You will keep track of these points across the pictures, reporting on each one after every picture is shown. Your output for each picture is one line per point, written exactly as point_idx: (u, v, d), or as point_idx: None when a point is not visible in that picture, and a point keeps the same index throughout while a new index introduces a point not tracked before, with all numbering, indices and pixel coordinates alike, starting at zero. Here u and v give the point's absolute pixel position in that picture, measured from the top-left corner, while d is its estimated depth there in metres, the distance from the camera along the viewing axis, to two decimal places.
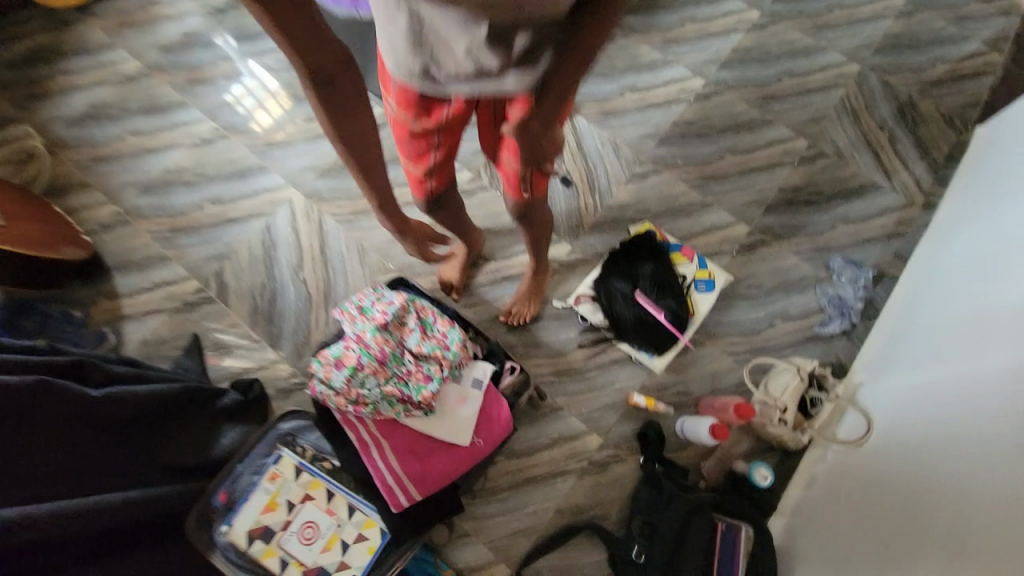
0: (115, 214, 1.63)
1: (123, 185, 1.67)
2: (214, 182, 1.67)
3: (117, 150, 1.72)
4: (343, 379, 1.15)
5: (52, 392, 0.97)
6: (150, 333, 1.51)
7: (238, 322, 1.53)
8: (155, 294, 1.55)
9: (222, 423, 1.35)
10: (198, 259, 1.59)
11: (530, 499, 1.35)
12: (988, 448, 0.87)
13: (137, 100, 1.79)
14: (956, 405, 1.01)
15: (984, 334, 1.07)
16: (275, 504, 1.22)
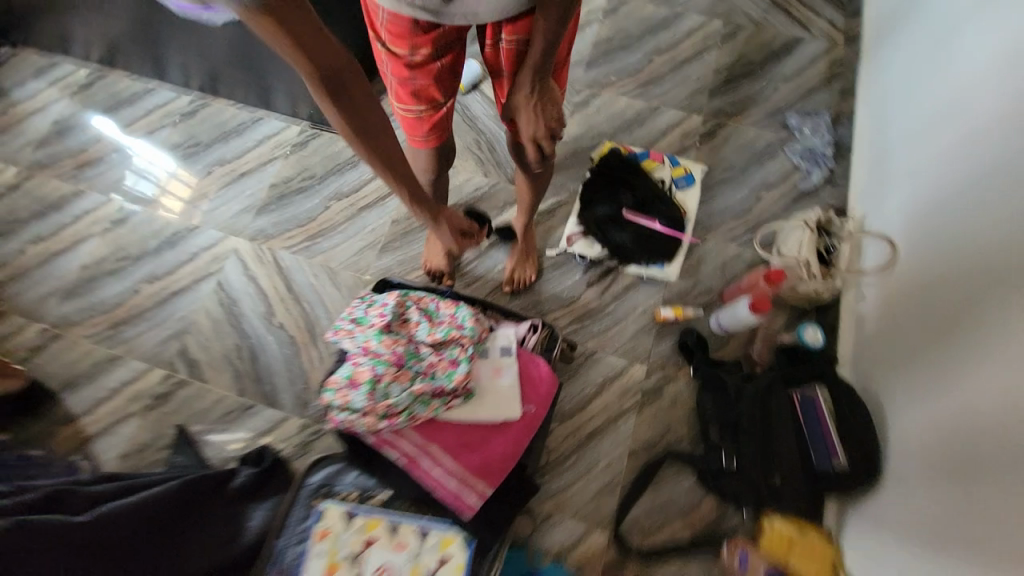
0: (45, 332, 1.44)
1: (41, 299, 1.47)
2: (142, 260, 1.49)
3: (23, 265, 1.52)
4: (365, 397, 1.02)
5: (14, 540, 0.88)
6: (127, 443, 1.32)
7: (224, 395, 1.36)
8: (120, 399, 1.36)
9: (246, 504, 1.17)
10: (156, 346, 1.40)
11: (600, 453, 1.26)
12: (1019, 203, 0.88)
13: (27, 207, 1.59)
14: (961, 191, 1.04)
15: (959, 119, 1.10)
16: (335, 565, 1.04)
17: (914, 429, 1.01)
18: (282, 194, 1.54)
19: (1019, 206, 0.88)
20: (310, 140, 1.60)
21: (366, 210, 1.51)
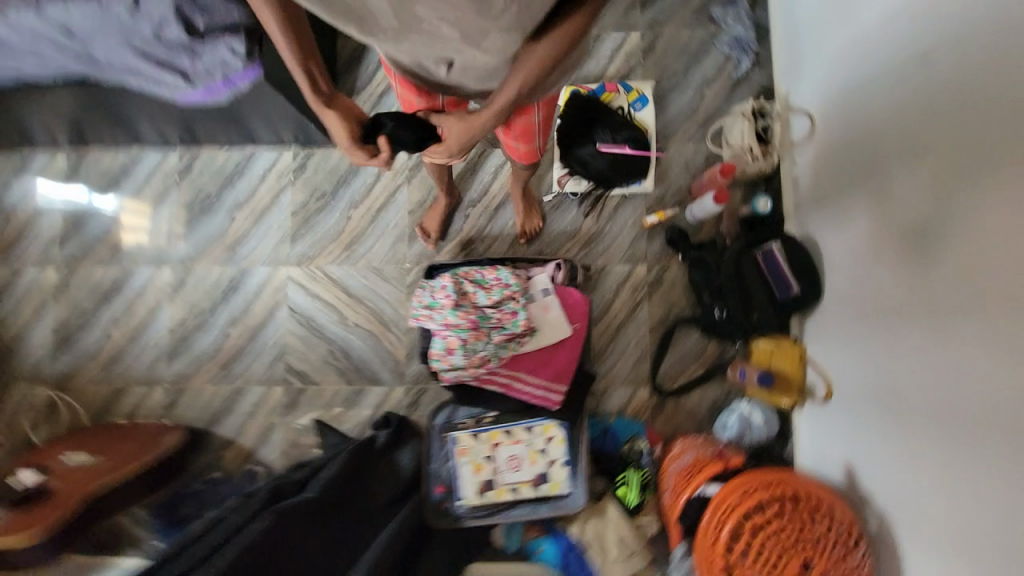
0: (171, 389, 1.74)
1: (151, 366, 1.75)
2: (218, 310, 1.74)
3: (118, 346, 1.76)
4: (463, 357, 1.39)
5: (281, 524, 1.24)
6: (282, 444, 1.71)
7: (338, 389, 1.72)
8: (258, 417, 1.72)
9: (394, 452, 1.56)
10: (266, 371, 1.73)
11: (629, 338, 1.68)
12: (901, 78, 1.18)
13: (89, 297, 1.78)
14: (859, 68, 1.31)
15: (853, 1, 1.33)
16: (479, 465, 1.50)
17: (839, 259, 1.42)
18: (306, 218, 1.74)
19: (901, 81, 1.17)
20: (306, 161, 1.75)
21: (384, 210, 1.74)
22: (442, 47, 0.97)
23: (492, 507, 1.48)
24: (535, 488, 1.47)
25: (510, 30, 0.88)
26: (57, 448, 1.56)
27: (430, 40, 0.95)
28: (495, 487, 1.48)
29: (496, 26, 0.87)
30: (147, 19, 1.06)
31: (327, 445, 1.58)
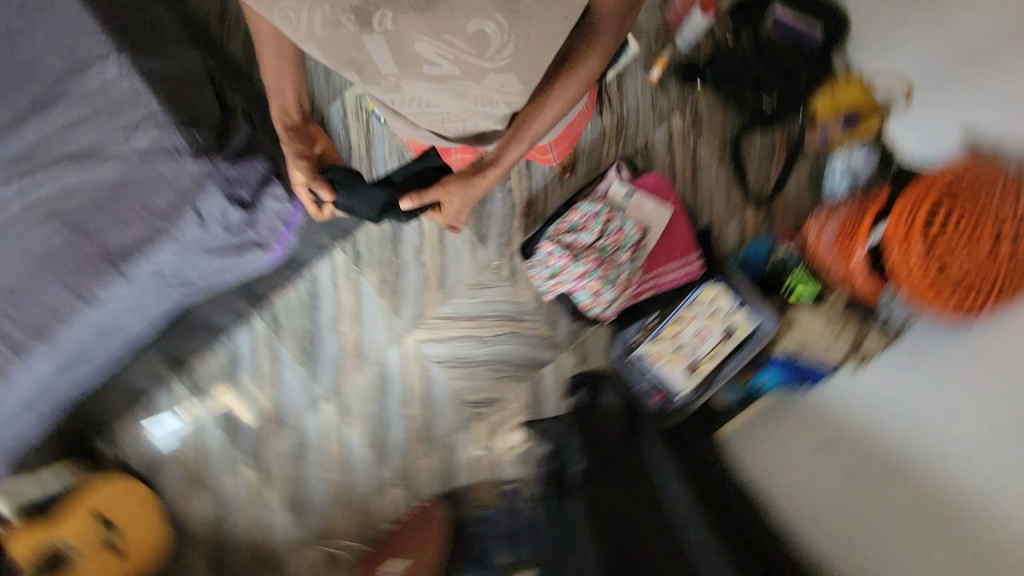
0: (401, 486, 1.88)
1: (373, 481, 1.89)
2: (387, 403, 1.87)
3: (337, 486, 1.90)
4: (613, 288, 1.49)
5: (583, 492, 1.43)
6: (514, 461, 1.85)
7: (520, 391, 1.84)
8: (480, 456, 1.86)
9: (601, 401, 1.72)
10: (458, 419, 1.87)
11: (707, 180, 1.74)
12: None
13: (286, 469, 1.91)
14: None
15: None
16: (675, 358, 1.60)
17: None
18: (393, 287, 1.84)
19: None
20: (357, 247, 1.83)
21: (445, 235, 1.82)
22: (442, 91, 1.07)
23: (708, 380, 1.58)
24: (730, 342, 1.56)
25: (508, 67, 0.99)
26: None
27: (431, 83, 1.05)
28: (700, 364, 1.58)
29: (492, 65, 0.98)
30: (214, 221, 1.13)
31: (544, 430, 1.77)
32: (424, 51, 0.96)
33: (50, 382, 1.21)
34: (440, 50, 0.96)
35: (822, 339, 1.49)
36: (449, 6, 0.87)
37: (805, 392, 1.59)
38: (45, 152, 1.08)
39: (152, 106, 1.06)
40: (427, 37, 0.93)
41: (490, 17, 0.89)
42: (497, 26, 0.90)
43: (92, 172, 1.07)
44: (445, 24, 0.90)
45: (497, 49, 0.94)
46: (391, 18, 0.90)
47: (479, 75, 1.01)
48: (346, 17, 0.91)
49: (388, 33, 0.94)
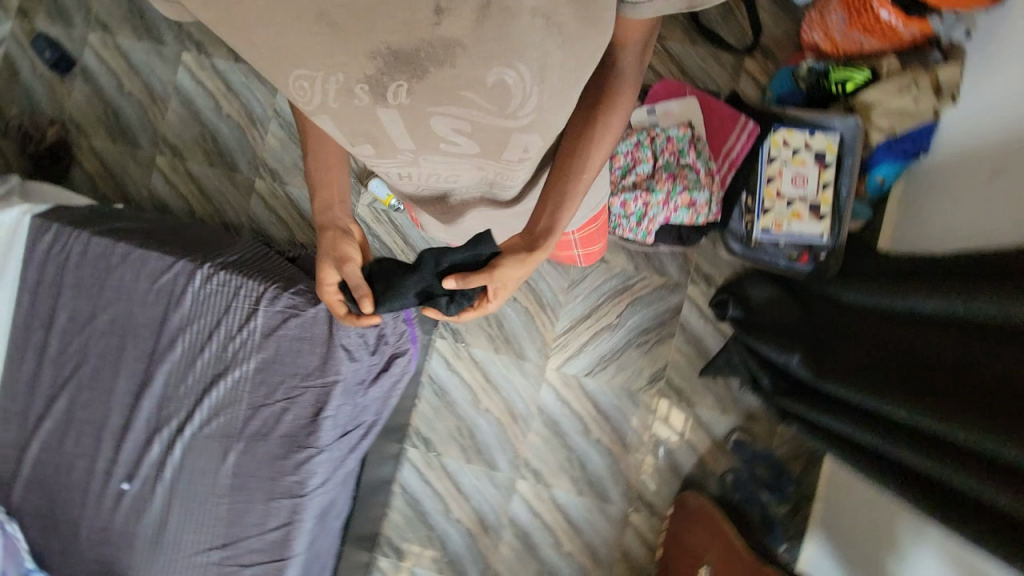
0: (637, 509, 1.73)
1: (609, 523, 1.74)
2: (571, 443, 1.76)
3: (581, 552, 1.74)
4: (704, 189, 1.44)
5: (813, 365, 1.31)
6: (718, 411, 1.73)
7: (677, 348, 1.74)
8: (685, 430, 1.73)
9: (750, 298, 1.64)
10: (643, 413, 1.75)
11: (696, 65, 1.77)
12: None
13: (525, 570, 1.75)
14: None
15: None
16: (794, 213, 1.52)
17: None
18: (505, 338, 1.79)
19: None
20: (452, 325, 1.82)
21: None
22: (459, 166, 0.86)
23: (835, 210, 1.53)
24: (829, 166, 1.52)
25: (532, 127, 0.76)
26: None
27: (447, 160, 0.83)
28: (819, 201, 1.52)
29: (516, 126, 0.75)
30: (361, 345, 1.06)
31: (722, 366, 1.66)
32: (445, 124, 0.74)
33: None
34: (459, 119, 0.74)
35: (900, 101, 1.46)
36: (471, 54, 0.64)
37: (918, 161, 1.54)
38: (190, 385, 1.07)
39: (257, 288, 1.07)
40: (444, 103, 0.70)
41: (513, 64, 0.65)
42: (520, 75, 0.67)
43: (241, 375, 1.06)
44: (466, 80, 0.67)
45: (525, 105, 0.71)
46: (405, 88, 0.68)
47: (508, 135, 0.77)
48: (359, 84, 0.69)
49: (402, 107, 0.72)
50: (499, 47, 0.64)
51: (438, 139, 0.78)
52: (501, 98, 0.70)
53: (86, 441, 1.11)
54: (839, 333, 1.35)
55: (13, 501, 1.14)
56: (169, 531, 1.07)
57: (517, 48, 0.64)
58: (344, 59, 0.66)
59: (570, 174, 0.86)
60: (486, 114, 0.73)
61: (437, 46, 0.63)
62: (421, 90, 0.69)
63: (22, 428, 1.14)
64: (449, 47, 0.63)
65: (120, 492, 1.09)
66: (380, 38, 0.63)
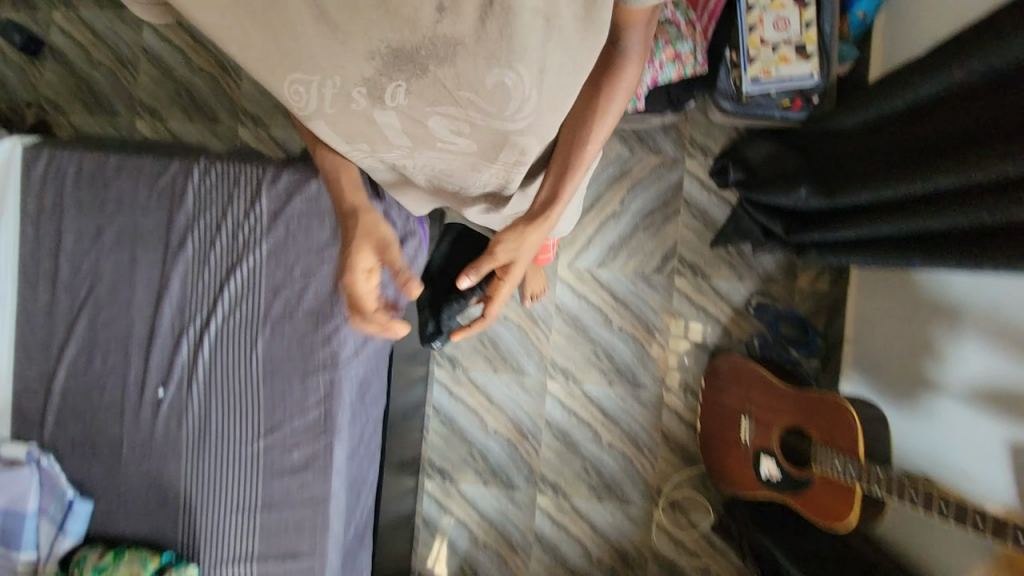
0: (670, 389, 1.74)
1: (644, 409, 1.75)
2: (594, 336, 1.76)
3: (621, 441, 1.75)
4: (684, 42, 1.43)
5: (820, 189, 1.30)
6: (736, 280, 1.71)
7: (685, 225, 1.73)
8: (706, 304, 1.72)
9: (748, 156, 1.61)
10: (661, 295, 1.74)
11: None
12: None
13: (568, 468, 1.76)
14: None
15: None
16: (781, 59, 1.50)
17: None
18: None
19: None
20: None
21: None
22: (454, 165, 0.92)
23: (820, 47, 1.50)
24: (809, 4, 1.50)
25: (529, 129, 0.81)
26: (739, 474, 1.43)
27: (443, 158, 0.89)
28: (804, 41, 1.50)
29: (512, 128, 0.80)
30: None
31: (732, 233, 1.65)
32: (443, 125, 0.79)
33: (352, 473, 1.09)
34: (456, 119, 0.79)
35: None
36: (471, 53, 0.68)
37: None
38: (208, 281, 1.07)
39: (256, 173, 1.06)
40: (442, 102, 0.75)
41: (512, 66, 0.69)
42: (518, 76, 0.71)
43: (256, 263, 1.05)
44: (463, 79, 0.72)
45: (523, 106, 0.76)
46: (405, 88, 0.73)
47: (506, 135, 0.82)
48: (361, 90, 0.74)
49: (403, 111, 0.78)
50: (499, 48, 0.67)
51: (434, 141, 0.85)
52: (495, 99, 0.75)
53: (114, 358, 1.10)
54: (843, 155, 1.33)
55: (45, 436, 1.12)
56: (210, 430, 1.07)
57: (516, 54, 0.68)
58: (347, 62, 0.70)
59: (568, 164, 0.88)
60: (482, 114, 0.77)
61: (437, 45, 0.67)
62: (420, 95, 0.75)
63: (46, 357, 1.13)
64: (451, 46, 0.67)
65: (157, 400, 1.08)
66: (382, 36, 0.66)
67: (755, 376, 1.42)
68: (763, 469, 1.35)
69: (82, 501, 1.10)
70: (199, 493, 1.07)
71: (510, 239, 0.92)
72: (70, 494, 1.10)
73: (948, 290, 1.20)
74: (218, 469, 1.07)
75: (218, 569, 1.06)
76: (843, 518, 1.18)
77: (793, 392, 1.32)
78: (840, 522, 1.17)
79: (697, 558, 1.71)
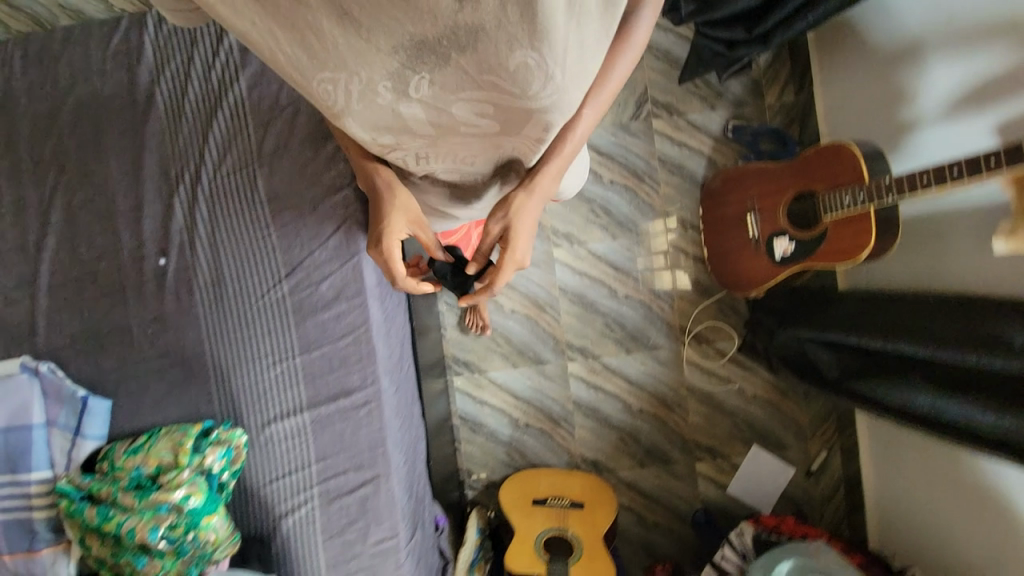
0: (670, 230, 1.77)
1: (651, 253, 1.77)
2: (588, 196, 1.77)
3: (636, 292, 1.77)
4: None
5: None
6: (709, 110, 1.76)
7: (650, 68, 1.76)
8: (686, 141, 1.76)
9: None
10: (643, 141, 1.77)
11: None
12: None
13: (592, 331, 1.77)
14: None
15: None
16: None
17: None
18: None
19: None
20: None
21: None
22: (473, 146, 0.86)
23: None
24: None
25: (552, 108, 0.73)
26: (756, 265, 1.47)
27: (469, 139, 0.83)
28: None
29: (535, 106, 0.72)
30: None
31: (696, 66, 1.65)
32: (461, 109, 0.75)
33: (387, 307, 1.06)
34: (480, 104, 0.73)
35: None
36: (492, 39, 0.60)
37: None
38: (189, 132, 1.00)
39: None
40: (464, 88, 0.70)
41: (537, 50, 0.61)
42: (542, 59, 0.63)
43: (237, 102, 1.00)
44: (486, 65, 0.64)
45: (545, 86, 0.68)
46: (427, 79, 0.67)
47: (525, 114, 0.75)
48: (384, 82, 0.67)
49: (430, 100, 0.72)
50: (523, 31, 0.59)
51: (452, 123, 0.77)
52: (518, 82, 0.67)
53: (102, 242, 1.02)
54: None
55: (41, 345, 1.02)
56: (227, 289, 1.01)
57: (541, 34, 0.59)
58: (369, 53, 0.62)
59: (557, 137, 0.84)
60: (502, 95, 0.71)
61: (457, 32, 0.59)
62: (450, 84, 0.69)
63: (25, 258, 1.03)
64: (472, 33, 0.59)
65: (161, 270, 1.01)
66: (404, 31, 0.57)
67: (748, 175, 1.49)
68: (781, 246, 1.39)
69: (97, 398, 0.99)
70: (229, 356, 1.01)
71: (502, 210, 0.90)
72: (82, 391, 0.99)
73: (905, 24, 1.33)
74: (243, 327, 1.00)
75: (266, 430, 1.01)
76: (861, 249, 1.21)
77: (788, 164, 1.38)
78: (858, 253, 1.21)
79: (730, 382, 1.77)
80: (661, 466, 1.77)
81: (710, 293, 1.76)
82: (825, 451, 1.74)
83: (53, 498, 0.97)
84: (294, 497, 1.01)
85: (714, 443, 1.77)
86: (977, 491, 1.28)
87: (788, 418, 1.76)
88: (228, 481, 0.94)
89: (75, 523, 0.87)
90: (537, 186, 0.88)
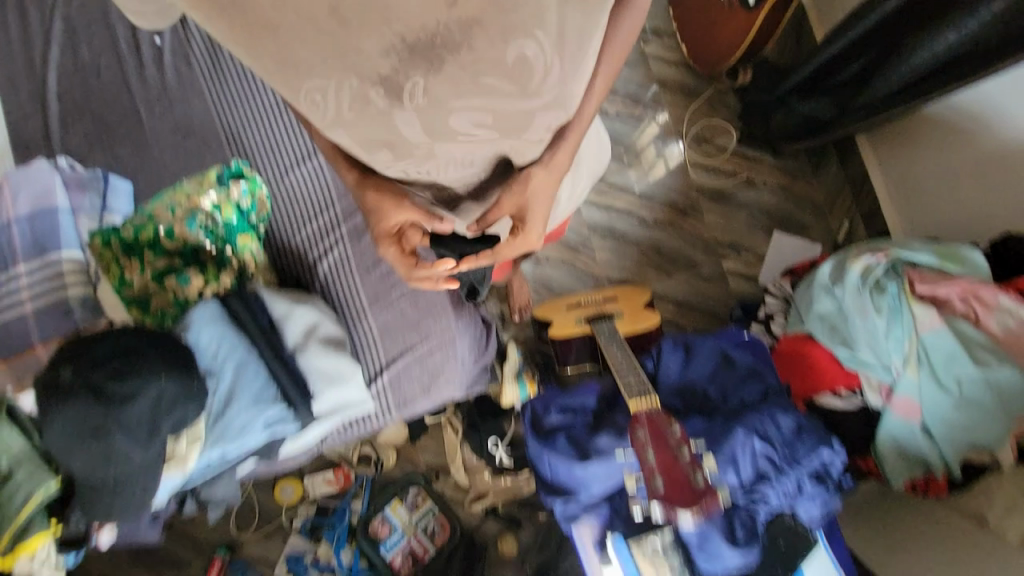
0: (646, 42, 1.81)
1: (632, 67, 1.80)
2: None
3: (626, 107, 1.79)
4: None
5: None
6: None
7: None
8: None
9: None
10: None
11: None
12: None
13: None
14: None
15: None
16: None
17: None
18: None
19: None
20: None
21: None
22: (469, 160, 0.65)
23: None
24: None
25: (555, 100, 0.57)
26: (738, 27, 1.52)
27: (465, 153, 0.63)
28: None
29: (539, 104, 0.57)
30: None
31: None
32: (465, 123, 0.56)
33: None
34: (482, 112, 0.55)
35: None
36: (489, 29, 0.47)
37: None
38: None
39: None
40: (464, 98, 0.53)
41: (536, 32, 0.49)
42: (540, 44, 0.50)
43: None
44: (486, 63, 0.50)
45: (549, 79, 0.54)
46: (423, 86, 0.51)
47: (532, 107, 0.57)
48: (374, 85, 0.51)
49: (426, 105, 0.53)
50: (518, 15, 0.47)
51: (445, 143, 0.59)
52: (522, 76, 0.52)
53: (99, 38, 1.05)
54: None
55: (56, 146, 1.04)
56: (221, 55, 1.04)
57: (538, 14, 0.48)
58: (353, 58, 0.49)
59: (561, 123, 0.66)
60: (503, 95, 0.54)
61: (452, 27, 0.47)
62: (444, 89, 0.51)
63: (32, 73, 1.07)
64: (466, 24, 0.47)
65: (157, 51, 1.04)
66: (396, 28, 0.46)
67: None
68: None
69: (118, 178, 1.02)
70: (235, 117, 1.03)
71: (514, 189, 0.70)
72: (99, 172, 1.01)
73: None
74: (244, 88, 1.02)
75: (285, 181, 1.02)
76: None
77: None
78: None
79: (735, 176, 1.77)
80: (688, 272, 1.74)
81: (695, 93, 1.79)
82: (848, 221, 1.68)
83: (88, 280, 0.95)
84: (323, 241, 1.01)
85: (735, 240, 1.75)
86: (991, 157, 1.31)
87: (802, 197, 1.74)
88: (257, 224, 0.95)
89: (109, 248, 0.85)
90: (556, 160, 0.68)
